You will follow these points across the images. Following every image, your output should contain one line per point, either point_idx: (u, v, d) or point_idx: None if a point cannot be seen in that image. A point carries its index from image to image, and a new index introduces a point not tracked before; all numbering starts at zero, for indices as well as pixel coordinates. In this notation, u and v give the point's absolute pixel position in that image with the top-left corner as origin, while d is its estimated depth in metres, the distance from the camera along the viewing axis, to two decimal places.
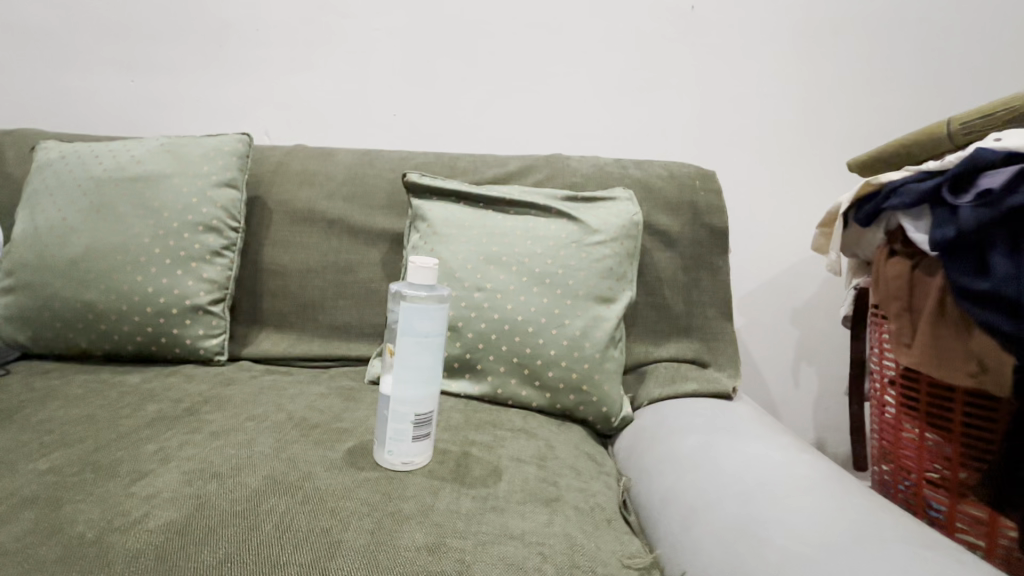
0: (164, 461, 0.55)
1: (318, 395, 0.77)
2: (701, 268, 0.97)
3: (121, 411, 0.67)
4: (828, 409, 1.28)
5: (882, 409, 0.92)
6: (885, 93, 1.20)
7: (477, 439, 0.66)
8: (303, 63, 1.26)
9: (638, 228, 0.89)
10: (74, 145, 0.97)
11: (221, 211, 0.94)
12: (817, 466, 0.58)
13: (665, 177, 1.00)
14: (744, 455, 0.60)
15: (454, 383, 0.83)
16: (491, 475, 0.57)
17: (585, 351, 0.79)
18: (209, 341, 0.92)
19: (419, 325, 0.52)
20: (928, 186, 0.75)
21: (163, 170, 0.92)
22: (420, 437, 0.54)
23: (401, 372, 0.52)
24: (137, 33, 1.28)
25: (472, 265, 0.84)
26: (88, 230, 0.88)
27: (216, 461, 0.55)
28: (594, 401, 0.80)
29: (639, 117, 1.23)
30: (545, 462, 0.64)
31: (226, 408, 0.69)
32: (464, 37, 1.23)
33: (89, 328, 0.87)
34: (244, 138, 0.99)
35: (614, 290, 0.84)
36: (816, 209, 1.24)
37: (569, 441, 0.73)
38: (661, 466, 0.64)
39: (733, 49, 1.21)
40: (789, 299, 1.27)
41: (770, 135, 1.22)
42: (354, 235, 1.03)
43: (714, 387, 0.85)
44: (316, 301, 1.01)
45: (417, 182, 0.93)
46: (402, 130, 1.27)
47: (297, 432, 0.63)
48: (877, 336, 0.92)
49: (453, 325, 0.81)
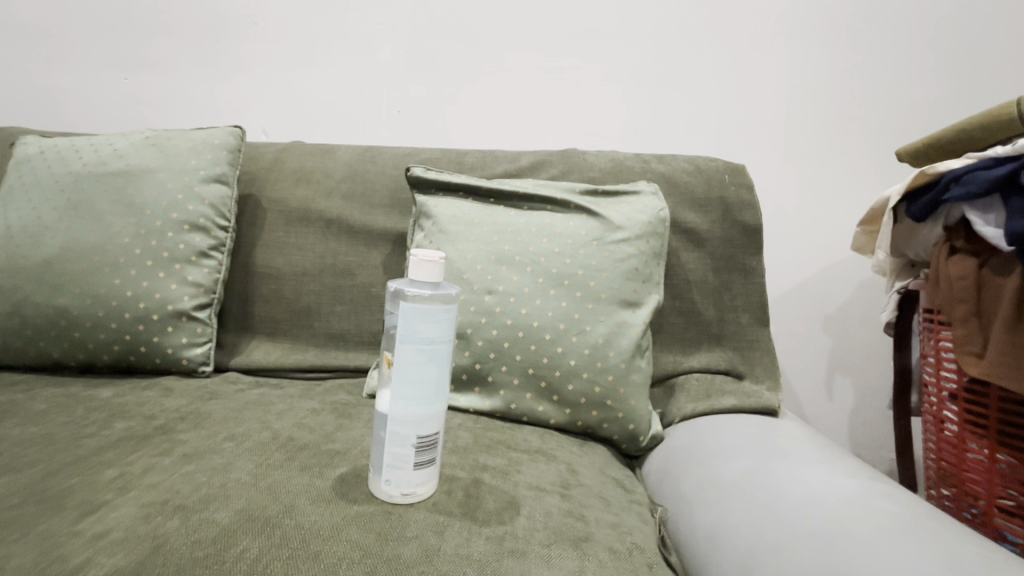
0: (123, 490, 0.46)
1: (309, 411, 0.68)
2: (733, 270, 0.88)
3: (85, 429, 0.59)
4: (867, 423, 1.18)
5: (940, 426, 0.82)
6: (925, 83, 1.12)
7: (490, 464, 0.57)
8: (303, 58, 1.20)
9: (664, 225, 0.81)
10: (54, 140, 0.90)
11: (209, 209, 0.87)
12: (899, 499, 0.49)
13: (691, 171, 0.92)
14: (806, 485, 0.51)
15: (463, 397, 0.74)
16: (508, 508, 0.48)
17: (609, 361, 0.70)
18: (194, 350, 0.84)
19: (421, 330, 0.43)
20: (1001, 173, 0.67)
21: (148, 165, 0.85)
22: (422, 464, 0.45)
23: (400, 386, 0.43)
24: (132, 29, 1.22)
25: (482, 265, 0.75)
26: (64, 229, 0.81)
27: (184, 490, 0.46)
28: (620, 418, 0.70)
29: (658, 111, 1.15)
30: (570, 491, 0.54)
31: (203, 426, 0.61)
32: (473, 30, 1.16)
33: (62, 336, 0.80)
34: (236, 131, 0.92)
35: (640, 293, 0.76)
36: (852, 209, 1.15)
37: (593, 465, 0.64)
38: (704, 495, 0.55)
39: (759, 38, 1.13)
40: (822, 305, 1.17)
41: (798, 128, 1.14)
42: (354, 236, 0.95)
43: (755, 403, 0.75)
44: (311, 306, 0.93)
45: (422, 176, 0.85)
46: (405, 128, 1.20)
47: (281, 455, 0.54)
48: (932, 343, 0.83)
49: (460, 333, 0.73)
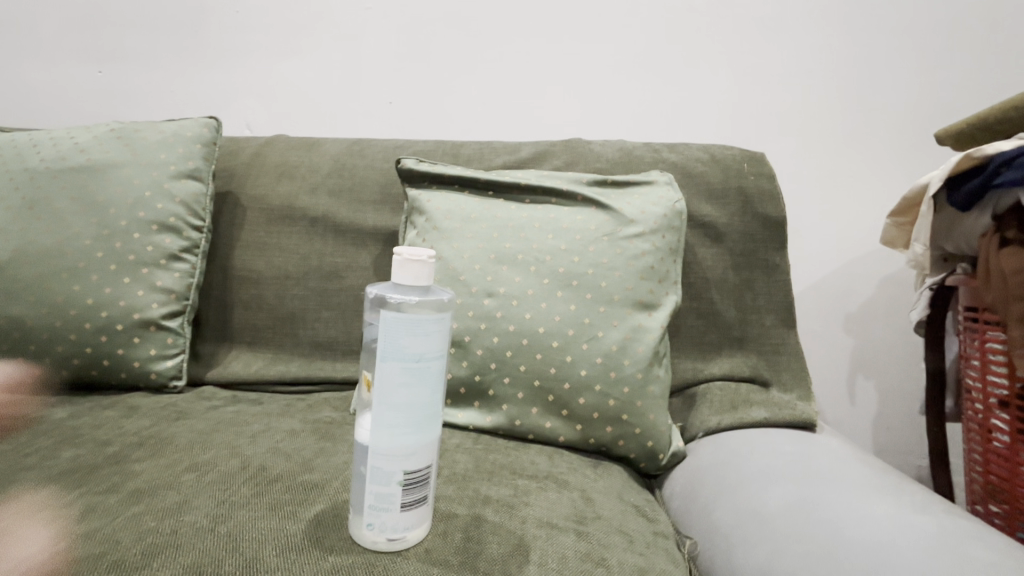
0: (52, 541, 0.39)
1: (288, 433, 0.61)
2: (755, 267, 0.81)
3: (25, 460, 0.51)
4: (893, 428, 1.10)
5: (987, 437, 0.74)
6: (956, 64, 1.04)
7: (493, 496, 0.49)
8: (289, 49, 1.12)
9: (681, 218, 0.73)
10: (11, 134, 0.82)
11: (181, 207, 0.79)
12: (987, 543, 0.41)
13: (707, 160, 0.84)
14: (871, 524, 0.43)
15: (461, 413, 0.67)
16: (515, 554, 0.41)
17: (623, 371, 0.62)
18: (164, 363, 0.76)
19: (407, 344, 0.36)
20: None
21: (112, 160, 0.77)
22: (412, 504, 0.37)
23: (381, 414, 0.35)
24: (105, 20, 1.14)
25: (480, 265, 0.68)
26: (17, 231, 0.73)
27: (124, 540, 0.38)
28: (637, 434, 0.63)
29: (668, 101, 1.08)
30: (586, 526, 0.47)
31: (164, 453, 0.53)
32: (470, 16, 1.09)
33: (16, 349, 0.72)
34: (211, 122, 0.84)
35: (656, 294, 0.68)
36: (878, 199, 1.07)
37: (610, 490, 0.56)
38: (744, 531, 0.48)
39: (777, 20, 1.05)
40: (846, 302, 1.09)
41: (818, 115, 1.06)
42: (341, 235, 0.87)
43: (788, 415, 0.68)
44: (295, 313, 0.85)
45: (414, 168, 0.77)
46: (398, 120, 1.12)
47: (250, 489, 0.46)
48: (976, 345, 0.75)
49: (458, 341, 0.66)
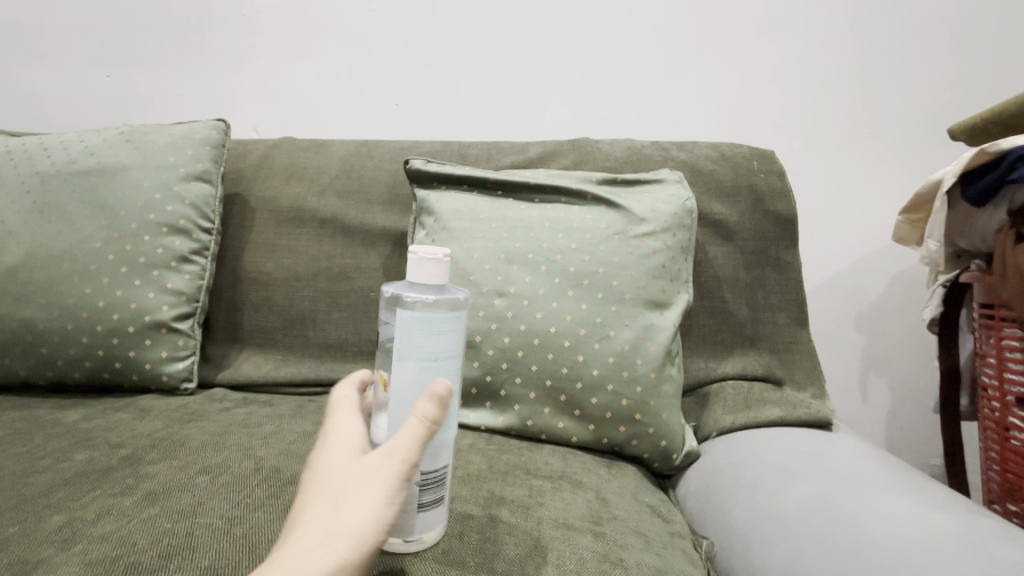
0: (67, 543, 0.39)
1: (300, 435, 0.60)
2: (767, 265, 0.80)
3: (40, 463, 0.51)
4: (906, 426, 1.09)
5: (1004, 435, 0.73)
6: (967, 59, 1.03)
7: (508, 497, 0.49)
8: (295, 52, 1.12)
9: (691, 216, 0.73)
10: (22, 138, 0.82)
11: (190, 209, 0.79)
12: (1012, 542, 0.40)
13: (716, 158, 0.84)
14: (893, 524, 0.43)
15: (473, 413, 0.66)
16: (532, 555, 0.41)
17: (636, 371, 0.62)
18: (175, 365, 0.76)
19: (423, 343, 0.35)
20: None
21: (122, 162, 0.77)
22: (428, 505, 0.37)
23: (398, 414, 0.35)
24: (113, 24, 1.15)
25: (491, 265, 0.67)
26: (29, 234, 0.73)
27: (140, 542, 0.38)
28: (650, 434, 0.62)
29: (675, 99, 1.08)
30: (602, 527, 0.46)
31: (177, 455, 0.53)
32: (476, 17, 1.08)
33: (28, 352, 0.73)
34: (219, 124, 0.84)
35: (668, 293, 0.67)
36: (888, 196, 1.06)
37: (625, 490, 0.56)
38: (762, 531, 0.47)
39: (784, 17, 1.04)
40: (857, 300, 1.08)
41: (827, 112, 1.06)
42: (350, 236, 0.87)
43: (804, 414, 0.68)
44: (304, 314, 0.85)
45: (422, 168, 0.77)
46: (406, 121, 1.12)
47: (264, 491, 0.46)
48: (993, 342, 0.74)
49: (469, 342, 0.65)
